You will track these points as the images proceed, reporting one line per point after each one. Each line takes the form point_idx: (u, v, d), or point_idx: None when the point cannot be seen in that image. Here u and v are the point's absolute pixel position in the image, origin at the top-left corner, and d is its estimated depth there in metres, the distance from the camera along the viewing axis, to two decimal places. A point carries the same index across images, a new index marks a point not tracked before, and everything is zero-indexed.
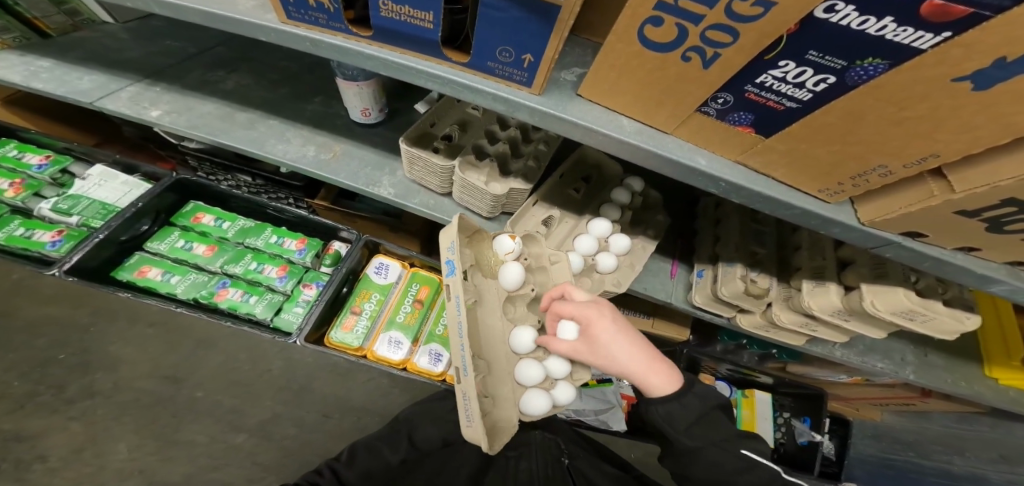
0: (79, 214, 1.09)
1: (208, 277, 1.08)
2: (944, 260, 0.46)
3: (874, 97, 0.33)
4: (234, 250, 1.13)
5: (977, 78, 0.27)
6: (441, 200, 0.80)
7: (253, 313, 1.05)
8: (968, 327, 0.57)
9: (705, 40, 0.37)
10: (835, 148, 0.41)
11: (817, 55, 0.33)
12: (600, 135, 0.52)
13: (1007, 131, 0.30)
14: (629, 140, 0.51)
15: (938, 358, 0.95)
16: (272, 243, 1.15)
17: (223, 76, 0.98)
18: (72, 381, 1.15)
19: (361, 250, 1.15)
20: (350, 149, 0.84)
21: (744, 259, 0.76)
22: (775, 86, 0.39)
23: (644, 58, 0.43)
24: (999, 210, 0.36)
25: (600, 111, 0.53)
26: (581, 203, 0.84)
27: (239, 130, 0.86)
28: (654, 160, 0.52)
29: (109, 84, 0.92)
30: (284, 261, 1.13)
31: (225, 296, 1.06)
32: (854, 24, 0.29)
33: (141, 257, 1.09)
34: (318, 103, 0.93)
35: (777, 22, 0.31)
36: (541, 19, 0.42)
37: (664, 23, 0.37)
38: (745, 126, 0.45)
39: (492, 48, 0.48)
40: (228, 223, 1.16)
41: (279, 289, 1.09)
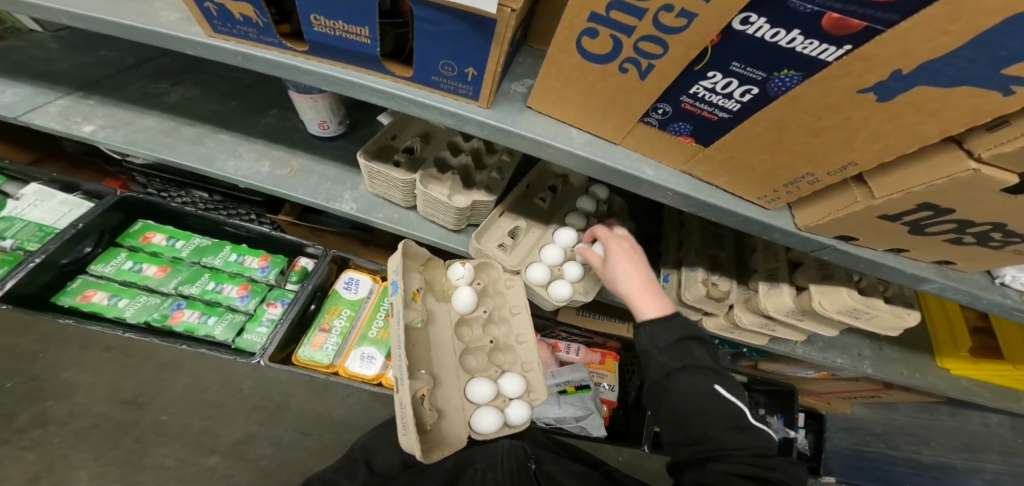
0: (13, 237, 1.02)
1: (160, 299, 1.02)
2: (877, 261, 0.47)
3: (794, 108, 0.34)
4: (190, 270, 1.07)
5: (880, 88, 0.29)
6: (405, 214, 0.78)
7: (211, 335, 1.00)
8: (908, 322, 0.59)
9: (639, 52, 0.37)
10: (766, 157, 0.42)
11: (740, 66, 0.34)
12: (549, 147, 0.51)
13: (912, 140, 0.31)
14: (577, 152, 0.50)
15: (893, 351, 0.99)
16: (232, 261, 1.09)
17: (168, 89, 0.93)
18: (23, 410, 1.07)
19: (329, 266, 1.12)
20: (308, 164, 0.82)
21: (705, 262, 0.77)
22: (707, 97, 0.39)
23: (584, 70, 0.43)
24: (917, 214, 0.38)
25: (548, 122, 0.53)
26: (547, 212, 0.80)
27: (184, 147, 0.82)
28: (603, 172, 0.51)
29: (36, 98, 0.87)
30: (245, 279, 1.08)
31: (180, 319, 1.01)
32: (768, 36, 0.30)
33: (84, 281, 1.03)
34: (274, 115, 0.90)
35: (700, 34, 0.32)
36: (477, 33, 0.41)
37: (598, 35, 0.38)
38: (685, 136, 0.46)
39: (434, 61, 0.47)
40: (182, 241, 1.10)
41: (240, 309, 1.04)
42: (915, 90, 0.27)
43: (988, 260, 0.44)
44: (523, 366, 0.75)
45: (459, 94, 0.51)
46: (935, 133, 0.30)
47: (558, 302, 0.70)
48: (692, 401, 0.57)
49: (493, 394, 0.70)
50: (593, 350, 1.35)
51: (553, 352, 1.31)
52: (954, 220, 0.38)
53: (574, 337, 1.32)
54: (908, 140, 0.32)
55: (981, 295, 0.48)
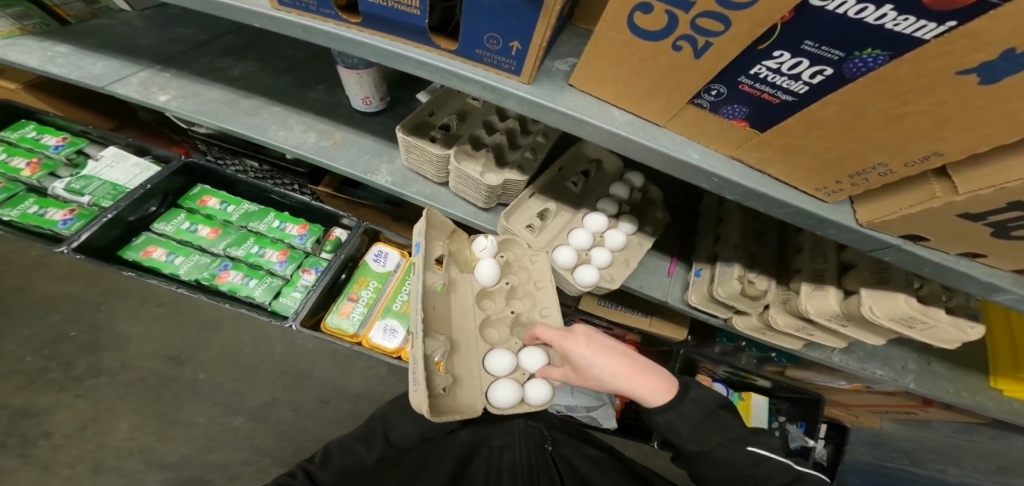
0: (90, 193, 1.07)
1: (210, 259, 1.06)
2: (947, 265, 0.43)
3: (872, 91, 0.31)
4: (238, 234, 1.11)
5: (982, 70, 0.25)
6: (437, 190, 0.77)
7: (251, 297, 1.03)
8: (971, 336, 0.55)
9: (696, 29, 0.34)
10: (831, 144, 0.38)
11: (813, 45, 0.31)
12: (590, 126, 0.49)
13: (1014, 129, 0.27)
14: (619, 133, 0.48)
15: (940, 368, 0.93)
16: (275, 228, 1.13)
17: (231, 64, 0.95)
18: (81, 358, 1.14)
19: (361, 238, 1.12)
20: (351, 137, 0.82)
21: (743, 259, 0.73)
22: (770, 78, 0.36)
23: (634, 47, 0.40)
24: (1006, 214, 0.34)
25: (591, 101, 0.50)
26: (577, 197, 0.78)
27: (243, 116, 0.84)
28: (645, 154, 0.49)
29: (121, 70, 0.90)
30: (285, 246, 1.11)
31: (226, 279, 1.04)
32: (852, 12, 0.27)
33: (147, 237, 1.07)
34: (322, 90, 0.91)
35: (770, 10, 0.29)
36: (525, 4, 0.40)
37: (653, 11, 0.35)
38: (739, 120, 0.43)
39: (479, 35, 0.46)
40: (233, 206, 1.14)
41: (278, 274, 1.06)
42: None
43: None
44: (545, 341, 0.74)
45: (502, 69, 0.49)
46: None
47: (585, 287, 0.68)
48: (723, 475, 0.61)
49: (512, 366, 0.70)
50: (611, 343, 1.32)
51: None
52: None
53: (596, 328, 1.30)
54: (1007, 132, 0.28)
55: None
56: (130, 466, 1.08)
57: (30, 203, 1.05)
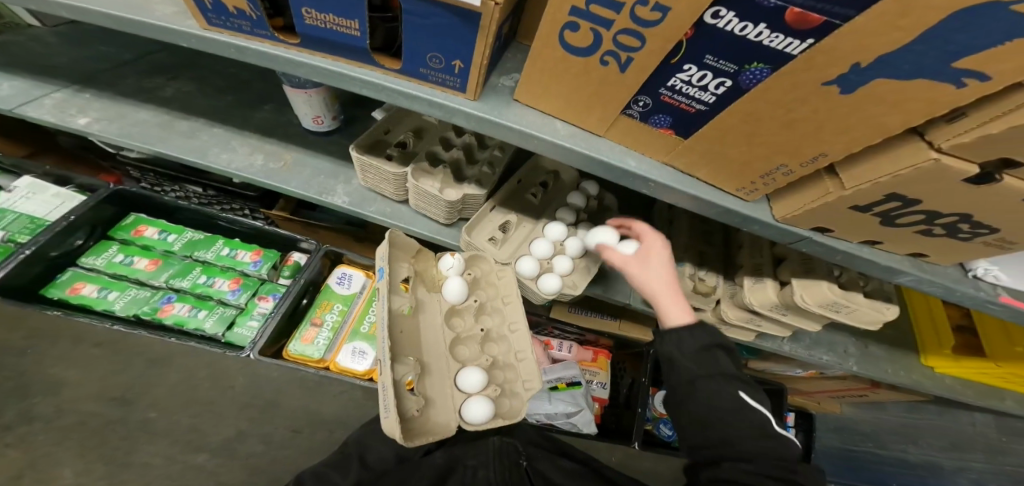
0: (4, 229, 1.01)
1: (151, 292, 1.01)
2: (852, 252, 0.49)
3: (764, 99, 0.35)
4: (181, 264, 1.06)
5: (843, 81, 0.30)
6: (397, 207, 0.78)
7: (201, 329, 0.98)
8: (888, 316, 0.61)
9: (617, 45, 0.38)
10: (742, 148, 0.43)
11: (713, 60, 0.35)
12: (536, 139, 0.51)
13: (876, 131, 0.33)
14: (563, 144, 0.50)
15: (878, 350, 1.01)
16: (223, 255, 1.08)
17: (163, 84, 0.93)
18: (9, 407, 1.06)
19: (321, 260, 1.12)
20: (302, 158, 0.82)
21: (692, 258, 0.79)
22: (684, 89, 0.40)
23: (568, 62, 0.43)
24: (886, 205, 0.39)
25: (535, 114, 0.53)
26: (537, 208, 0.80)
27: (177, 138, 0.83)
28: (589, 164, 0.52)
29: (32, 91, 0.86)
30: (237, 273, 1.07)
31: (170, 312, 0.99)
32: (737, 30, 0.31)
33: (74, 273, 1.02)
34: (268, 110, 0.91)
35: (674, 28, 0.33)
36: (463, 24, 0.42)
37: (580, 29, 0.38)
38: (666, 128, 0.46)
39: (422, 54, 0.48)
40: (174, 235, 1.09)
41: (231, 303, 1.02)
42: (876, 83, 0.29)
43: (960, 252, 0.45)
44: (516, 355, 0.73)
45: (447, 86, 0.51)
46: (897, 125, 0.31)
47: (547, 295, 0.70)
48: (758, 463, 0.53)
49: (484, 382, 0.68)
50: (585, 348, 1.35)
51: (546, 349, 1.30)
52: (922, 211, 0.39)
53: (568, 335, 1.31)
54: (874, 131, 0.33)
55: (955, 287, 0.49)
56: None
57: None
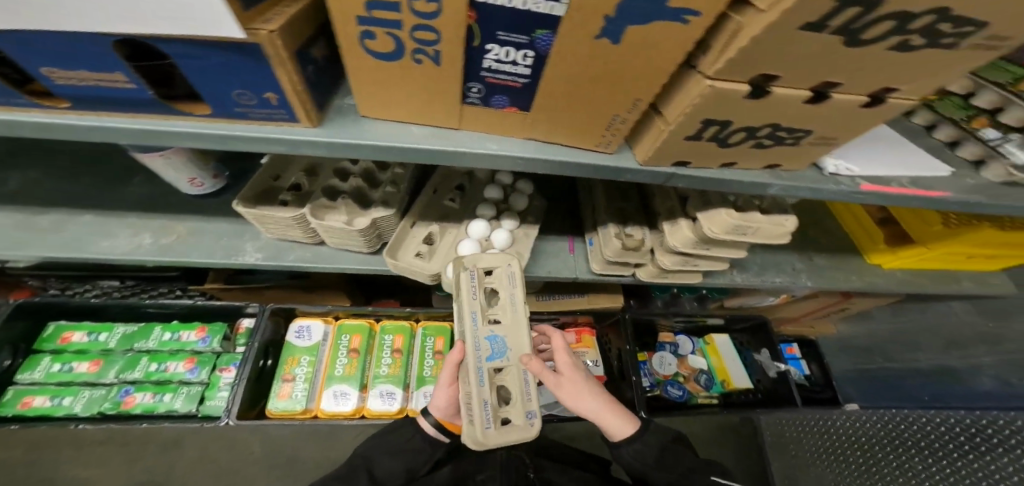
0: None
1: (106, 389, 1.06)
2: (716, 178, 0.53)
3: (562, 59, 0.39)
4: (125, 358, 1.10)
5: (607, 32, 0.34)
6: (318, 249, 0.82)
7: (171, 409, 1.05)
8: (789, 227, 0.66)
9: (418, 41, 0.39)
10: (574, 107, 0.46)
11: (505, 34, 0.38)
12: (394, 149, 0.51)
13: (657, 67, 0.38)
14: (421, 147, 0.51)
15: (822, 260, 1.08)
16: (167, 340, 1.13)
17: (26, 178, 0.86)
18: None
19: (271, 319, 1.16)
20: (197, 226, 0.82)
21: (615, 218, 0.83)
22: (500, 67, 0.42)
23: (384, 68, 0.44)
24: (710, 130, 0.44)
25: (388, 124, 0.53)
26: (459, 211, 0.85)
27: (48, 237, 0.78)
28: (455, 158, 0.53)
29: None
30: (189, 353, 1.12)
31: (135, 401, 1.05)
32: (507, 4, 0.34)
33: (16, 391, 1.04)
34: (139, 182, 0.89)
35: (454, 12, 0.34)
36: (243, 56, 0.39)
37: (377, 37, 0.39)
38: (508, 107, 0.48)
39: (227, 93, 0.45)
40: (105, 333, 1.13)
41: (194, 381, 1.09)
42: (630, 31, 0.34)
43: (804, 155, 0.51)
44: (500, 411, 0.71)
45: (278, 118, 0.49)
46: (667, 66, 0.38)
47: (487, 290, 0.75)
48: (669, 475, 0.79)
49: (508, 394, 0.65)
50: (567, 331, 1.36)
51: None
52: (742, 128, 0.44)
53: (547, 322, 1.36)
54: (655, 75, 0.39)
55: (817, 187, 0.54)
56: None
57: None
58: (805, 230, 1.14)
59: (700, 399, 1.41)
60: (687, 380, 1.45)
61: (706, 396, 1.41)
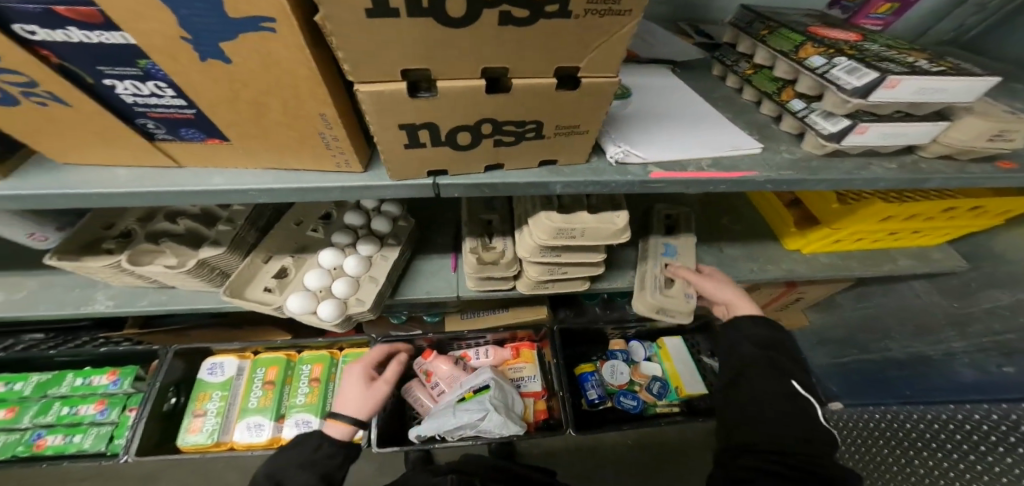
0: None
1: (20, 434, 0.99)
2: (485, 183, 0.49)
3: (193, 85, 0.34)
4: (41, 402, 1.03)
5: (207, 54, 0.31)
6: (172, 291, 0.75)
7: (82, 450, 0.99)
8: (619, 225, 0.63)
9: (16, 86, 0.33)
10: (265, 128, 0.41)
11: (110, 69, 0.33)
12: (104, 197, 0.44)
13: (304, 81, 0.34)
14: (130, 192, 0.44)
15: (733, 250, 1.01)
16: (79, 385, 1.05)
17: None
18: None
19: (177, 359, 1.08)
20: (49, 278, 0.76)
21: (476, 231, 0.80)
22: (148, 101, 0.37)
23: (20, 117, 0.38)
24: (425, 134, 0.41)
25: (96, 169, 0.46)
26: (320, 242, 0.80)
27: None
28: (179, 199, 0.46)
29: None
30: (100, 395, 1.05)
31: (44, 446, 0.98)
32: (73, 38, 0.30)
33: None
34: None
35: (10, 52, 0.29)
36: None
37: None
38: (207, 139, 0.42)
39: None
40: (22, 382, 1.05)
41: (103, 421, 1.02)
42: (227, 47, 0.30)
43: (569, 148, 0.49)
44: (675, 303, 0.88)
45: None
46: (311, 72, 0.33)
47: (337, 314, 0.70)
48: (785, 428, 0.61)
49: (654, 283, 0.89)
50: (504, 348, 1.31)
51: (462, 362, 1.27)
52: (460, 128, 0.41)
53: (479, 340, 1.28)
54: (305, 80, 0.34)
55: (602, 179, 0.51)
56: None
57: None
58: (716, 220, 1.07)
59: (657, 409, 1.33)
60: (641, 388, 1.36)
61: (665, 404, 1.33)
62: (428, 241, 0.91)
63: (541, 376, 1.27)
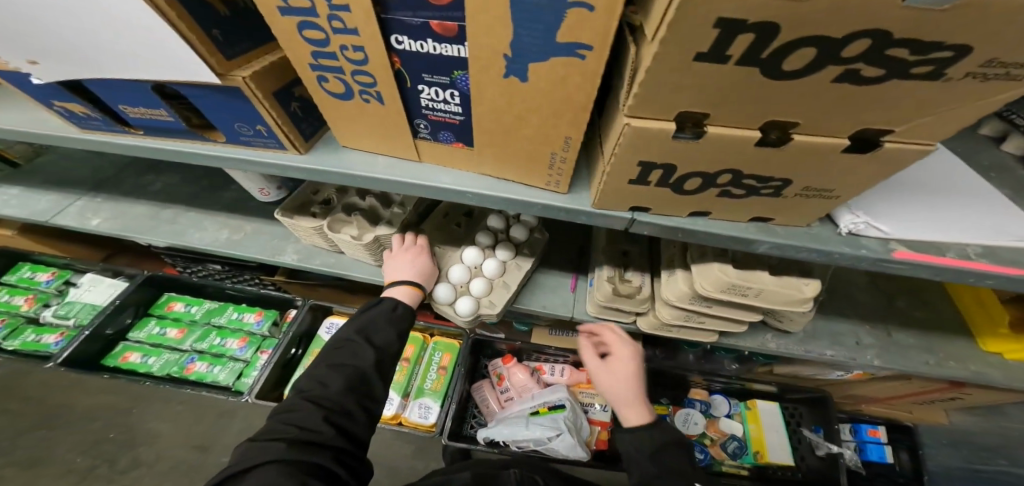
0: (74, 316, 1.26)
1: (180, 355, 1.22)
2: (685, 228, 0.46)
3: (481, 100, 0.39)
4: (202, 329, 1.27)
5: (513, 71, 0.34)
6: (339, 257, 0.91)
7: (217, 380, 1.17)
8: (808, 293, 0.54)
9: (360, 84, 0.43)
10: (516, 145, 0.43)
11: (428, 77, 0.39)
12: (358, 177, 0.53)
13: (578, 108, 0.35)
14: (377, 176, 0.52)
15: (907, 337, 0.84)
16: (233, 319, 1.27)
17: (150, 180, 1.13)
18: (123, 454, 1.29)
19: (310, 313, 1.22)
20: (259, 226, 0.98)
21: (613, 261, 0.76)
22: (436, 106, 0.43)
23: (343, 106, 0.47)
24: (654, 176, 0.38)
25: (359, 154, 0.55)
26: (461, 237, 0.86)
27: (163, 227, 1.01)
28: (409, 189, 0.53)
29: (60, 202, 1.07)
30: (243, 333, 1.25)
31: (193, 369, 1.19)
32: (421, 49, 0.36)
33: (126, 344, 1.23)
34: (236, 189, 1.09)
35: (378, 56, 0.38)
36: (231, 95, 0.47)
37: (328, 80, 0.44)
38: (455, 142, 0.48)
39: (231, 126, 0.53)
40: (196, 306, 1.30)
41: (239, 358, 1.21)
42: (534, 69, 0.33)
43: (801, 210, 0.42)
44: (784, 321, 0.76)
45: (270, 148, 0.56)
46: (587, 101, 0.34)
47: (471, 313, 0.76)
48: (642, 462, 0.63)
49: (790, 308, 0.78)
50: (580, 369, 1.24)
51: (536, 375, 1.24)
52: (694, 174, 0.37)
53: (557, 357, 1.24)
54: (576, 107, 0.35)
55: (828, 249, 0.43)
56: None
57: (28, 333, 1.25)
58: (890, 299, 0.92)
59: (724, 468, 1.15)
60: (712, 444, 1.19)
61: (732, 465, 1.15)
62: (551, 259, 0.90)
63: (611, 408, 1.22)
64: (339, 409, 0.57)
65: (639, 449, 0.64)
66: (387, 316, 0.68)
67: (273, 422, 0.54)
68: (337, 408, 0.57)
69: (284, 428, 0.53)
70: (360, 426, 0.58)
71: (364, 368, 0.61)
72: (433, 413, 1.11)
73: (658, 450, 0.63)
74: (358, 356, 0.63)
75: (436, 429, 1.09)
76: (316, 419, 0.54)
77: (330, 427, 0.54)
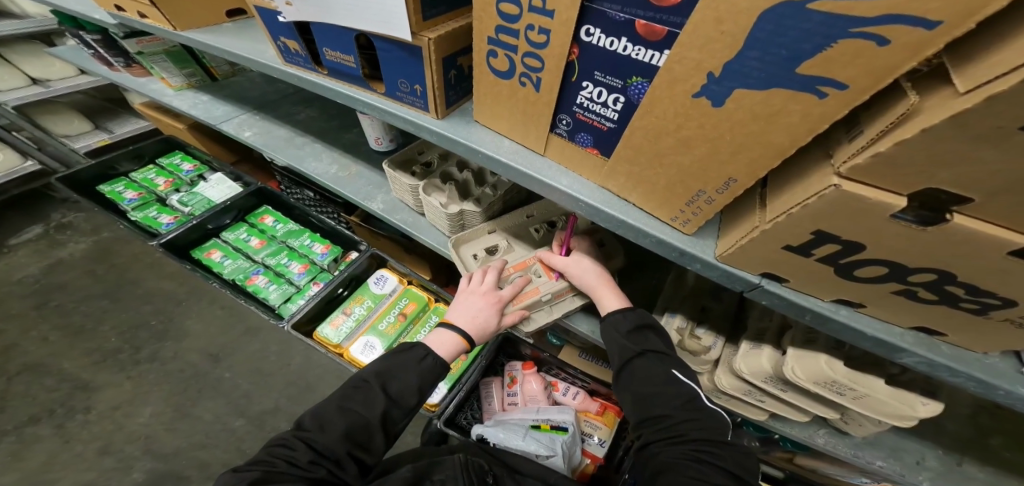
0: (191, 206, 1.26)
1: (249, 264, 1.16)
2: (821, 312, 0.39)
3: (652, 116, 0.33)
4: (277, 246, 1.21)
5: (708, 93, 0.28)
6: (418, 219, 0.81)
7: (267, 299, 1.09)
8: (918, 413, 0.45)
9: (526, 67, 0.38)
10: (659, 169, 0.38)
11: (601, 75, 0.35)
12: (479, 156, 0.49)
13: (769, 151, 0.28)
14: (499, 159, 0.47)
15: (985, 475, 0.58)
16: (304, 245, 1.20)
17: (300, 110, 1.09)
18: (148, 345, 1.28)
19: (368, 260, 1.12)
20: (364, 171, 0.90)
21: (689, 310, 0.67)
22: (590, 107, 0.38)
23: (500, 87, 0.44)
24: (824, 248, 0.32)
25: (489, 133, 0.50)
26: (536, 245, 0.73)
27: (291, 149, 0.95)
28: (526, 183, 0.48)
29: (230, 113, 1.08)
30: (307, 260, 1.17)
31: (254, 282, 1.13)
32: (608, 45, 0.33)
33: (215, 242, 1.21)
34: (356, 133, 1.01)
35: (561, 41, 0.34)
36: (412, 57, 0.45)
37: (498, 56, 0.40)
38: (590, 148, 0.42)
39: (394, 80, 0.50)
40: (282, 224, 1.25)
41: (294, 283, 1.13)
42: (737, 95, 0.27)
43: (988, 337, 0.34)
44: (849, 418, 0.58)
45: (415, 108, 0.52)
46: (788, 144, 0.27)
47: (500, 316, 0.63)
48: (651, 390, 0.52)
49: (852, 418, 0.57)
50: (593, 398, 1.13)
51: (549, 390, 1.13)
52: (880, 261, 0.31)
53: (576, 379, 1.13)
54: (766, 154, 0.29)
55: (995, 383, 0.35)
56: (100, 466, 1.07)
57: (151, 210, 1.27)
58: (977, 429, 0.63)
59: None
60: None
61: None
62: (639, 288, 0.76)
63: (609, 448, 1.08)
64: (328, 458, 0.47)
65: (616, 328, 0.56)
66: (413, 367, 0.57)
67: (263, 446, 0.48)
68: (328, 457, 0.47)
69: (269, 460, 0.46)
70: (348, 480, 0.49)
71: (369, 418, 0.51)
72: (437, 394, 1.06)
73: (637, 329, 0.56)
74: (367, 404, 0.52)
75: (435, 410, 1.03)
76: (302, 465, 0.46)
77: (314, 477, 0.46)
